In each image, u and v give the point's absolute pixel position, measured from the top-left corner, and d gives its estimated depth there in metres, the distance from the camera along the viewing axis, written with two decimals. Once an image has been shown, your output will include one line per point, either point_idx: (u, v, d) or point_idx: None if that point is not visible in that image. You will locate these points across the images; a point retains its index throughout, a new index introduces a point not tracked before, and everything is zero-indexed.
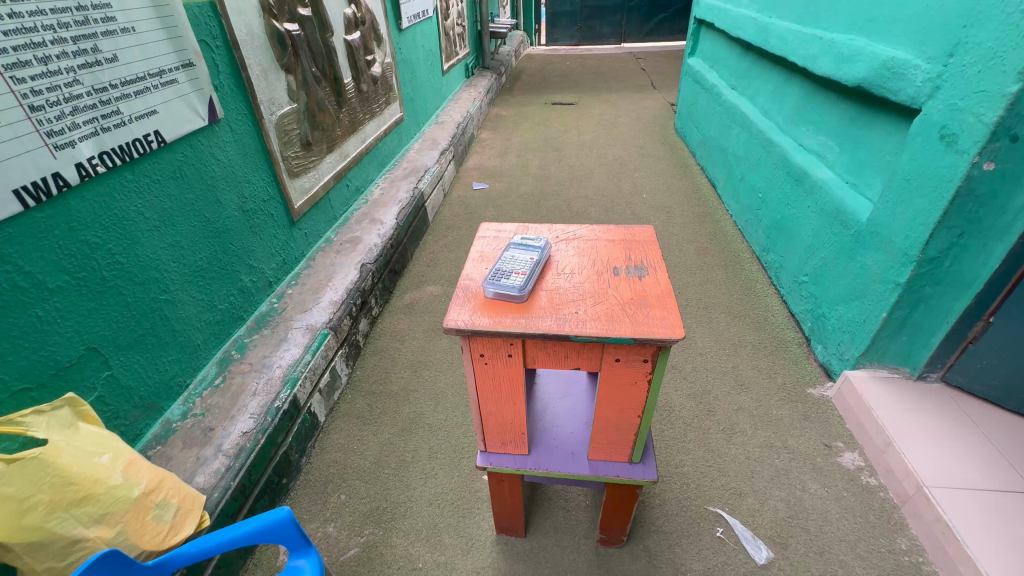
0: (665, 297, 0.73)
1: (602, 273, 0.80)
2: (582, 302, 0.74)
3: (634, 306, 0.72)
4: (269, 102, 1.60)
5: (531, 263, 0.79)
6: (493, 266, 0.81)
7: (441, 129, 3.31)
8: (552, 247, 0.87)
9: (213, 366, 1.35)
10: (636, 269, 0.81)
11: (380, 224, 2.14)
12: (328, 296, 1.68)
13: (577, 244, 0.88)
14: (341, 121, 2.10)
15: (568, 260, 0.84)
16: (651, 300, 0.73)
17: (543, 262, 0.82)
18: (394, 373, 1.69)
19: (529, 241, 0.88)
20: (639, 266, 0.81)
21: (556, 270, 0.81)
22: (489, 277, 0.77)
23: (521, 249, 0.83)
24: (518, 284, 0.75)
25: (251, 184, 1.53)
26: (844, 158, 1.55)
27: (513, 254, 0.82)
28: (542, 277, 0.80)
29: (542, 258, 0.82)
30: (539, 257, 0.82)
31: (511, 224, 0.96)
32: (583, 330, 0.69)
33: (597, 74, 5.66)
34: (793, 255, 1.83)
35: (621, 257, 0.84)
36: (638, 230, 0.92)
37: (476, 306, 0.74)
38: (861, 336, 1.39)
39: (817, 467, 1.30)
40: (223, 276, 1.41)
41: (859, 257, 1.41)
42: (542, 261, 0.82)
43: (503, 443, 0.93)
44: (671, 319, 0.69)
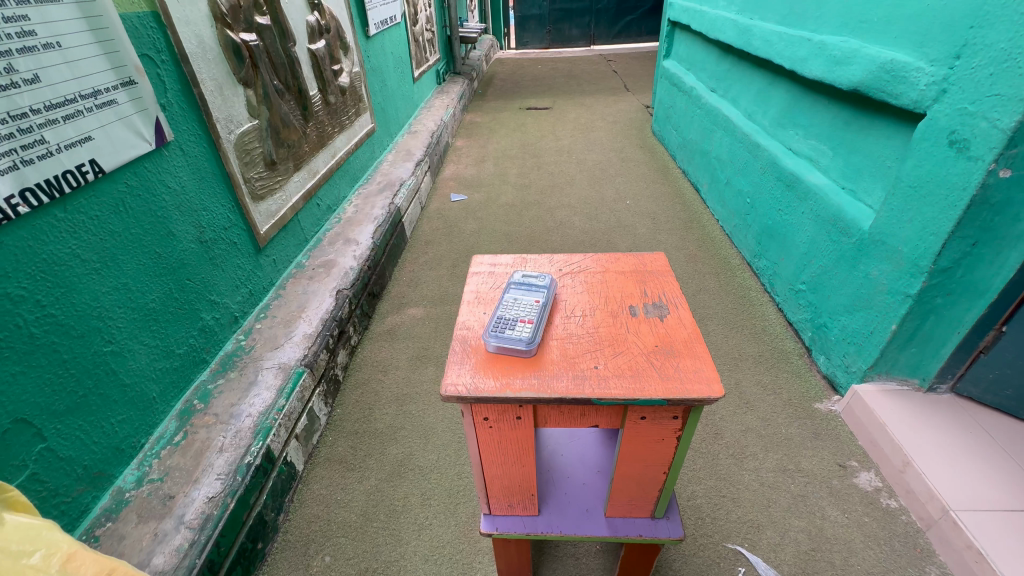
0: (694, 343, 0.64)
1: (618, 315, 0.71)
2: (601, 354, 0.64)
3: (661, 356, 0.63)
4: (226, 119, 1.46)
5: (537, 307, 0.69)
6: (494, 313, 0.70)
7: (415, 139, 3.18)
8: (557, 284, 0.78)
9: (172, 421, 1.20)
10: (657, 308, 0.72)
11: (355, 245, 2.00)
12: (302, 329, 1.54)
13: (586, 279, 0.79)
14: (308, 136, 1.96)
15: (577, 300, 0.75)
16: (678, 347, 0.64)
17: (549, 305, 0.72)
18: (378, 410, 1.56)
19: (532, 278, 0.78)
20: (658, 304, 0.72)
21: (566, 311, 0.72)
22: (490, 327, 0.67)
23: (525, 290, 0.73)
24: (525, 335, 0.65)
25: (209, 212, 1.38)
26: (839, 163, 1.51)
27: (517, 297, 0.71)
28: (550, 323, 0.70)
29: (548, 301, 0.72)
30: (545, 299, 0.72)
31: (506, 256, 0.87)
32: (606, 391, 0.59)
33: (570, 77, 5.61)
34: (787, 262, 1.78)
35: (636, 293, 0.75)
36: (651, 258, 0.83)
37: (478, 363, 0.64)
38: (869, 349, 1.34)
39: (834, 491, 1.23)
40: (180, 317, 1.26)
41: (862, 266, 1.36)
42: (549, 304, 0.72)
43: (511, 505, 0.83)
44: (708, 371, 0.60)
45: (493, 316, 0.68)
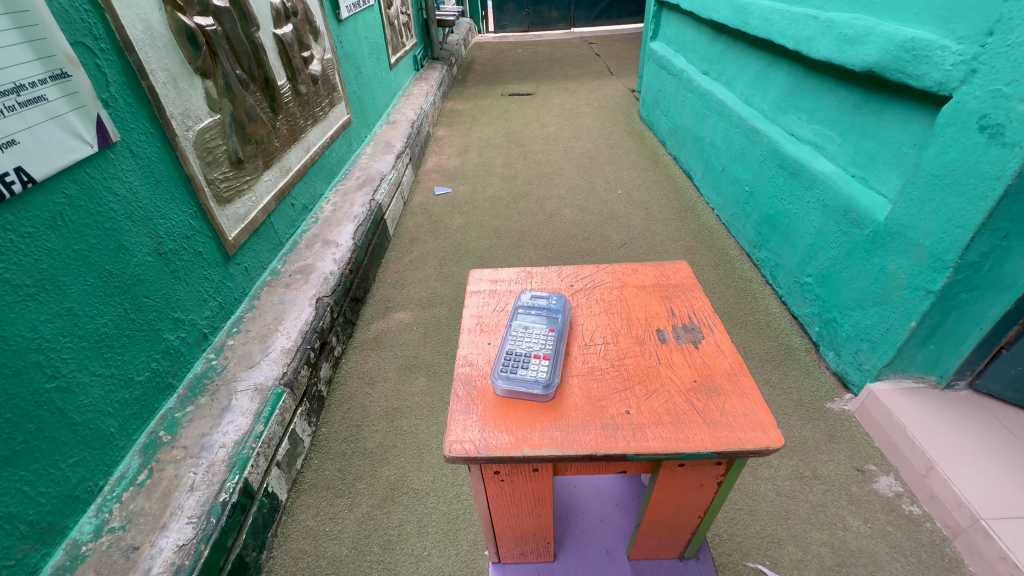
0: (737, 376, 0.68)
1: (652, 342, 0.75)
2: (635, 395, 0.67)
3: (702, 394, 0.66)
4: (183, 115, 1.30)
5: (551, 341, 0.72)
6: (506, 345, 0.72)
7: (394, 129, 3.02)
8: (570, 307, 0.82)
9: (135, 457, 1.08)
10: (688, 332, 0.77)
11: (334, 246, 1.87)
12: (279, 343, 1.41)
13: (606, 302, 0.84)
14: (278, 130, 1.80)
15: (594, 325, 0.80)
16: (721, 383, 0.68)
17: (562, 335, 0.76)
18: (367, 427, 1.45)
19: (542, 301, 0.81)
20: (688, 329, 0.78)
21: (584, 337, 0.77)
22: (504, 363, 0.69)
23: (535, 320, 0.76)
24: (542, 375, 0.67)
25: (167, 220, 1.24)
26: (848, 149, 1.43)
27: (528, 328, 0.74)
28: (567, 348, 0.75)
29: (562, 329, 0.76)
30: (558, 329, 0.76)
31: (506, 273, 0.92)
32: (647, 434, 0.61)
33: (552, 61, 5.44)
34: (790, 253, 1.71)
35: (663, 317, 0.80)
36: (675, 271, 0.91)
37: (483, 412, 0.66)
38: (884, 346, 1.28)
39: (853, 498, 1.18)
40: (138, 340, 1.13)
41: (877, 259, 1.29)
42: (562, 334, 0.76)
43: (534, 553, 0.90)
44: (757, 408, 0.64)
45: (502, 353, 0.71)
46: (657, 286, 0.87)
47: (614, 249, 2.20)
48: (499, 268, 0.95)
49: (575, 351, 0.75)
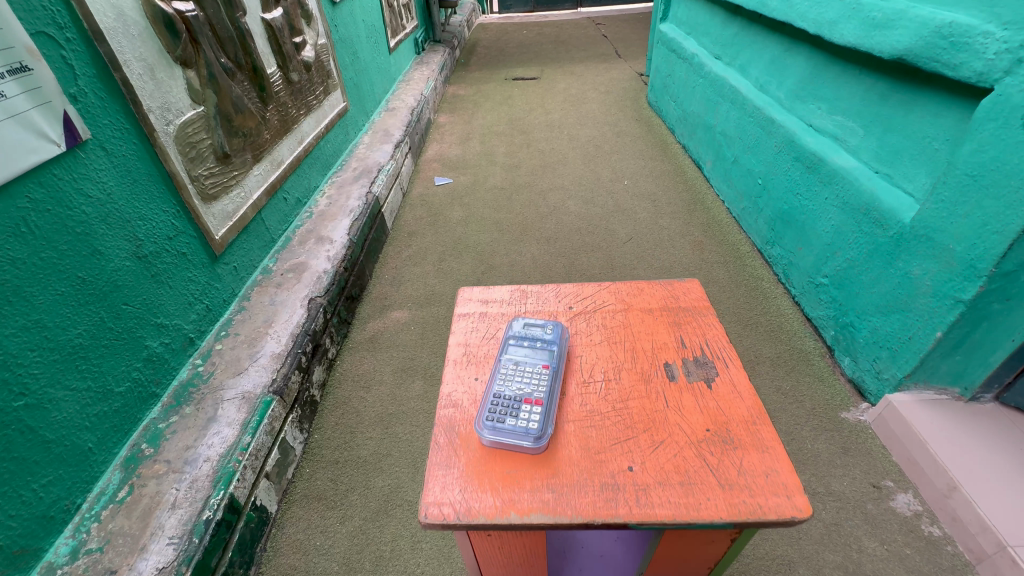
0: (757, 425, 0.71)
1: (664, 383, 0.79)
2: (643, 443, 0.70)
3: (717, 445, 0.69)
4: (162, 109, 1.23)
5: (546, 382, 0.75)
6: (501, 388, 0.75)
7: (392, 117, 2.93)
8: (565, 338, 0.85)
9: (115, 472, 1.03)
10: (701, 368, 0.81)
11: (329, 243, 1.80)
12: (269, 348, 1.36)
13: (610, 337, 0.87)
14: (268, 121, 1.72)
15: (594, 361, 0.83)
16: (737, 428, 0.71)
17: (557, 372, 0.79)
18: (361, 434, 1.40)
19: (537, 333, 0.84)
20: (696, 368, 0.81)
21: (584, 372, 0.81)
22: (498, 411, 0.72)
23: (528, 360, 0.80)
24: (537, 421, 0.71)
25: (147, 221, 1.17)
26: (872, 143, 1.34)
27: (520, 369, 0.78)
28: (563, 387, 0.79)
29: (557, 367, 0.79)
30: (554, 367, 0.79)
31: (499, 295, 0.99)
32: (656, 492, 0.64)
33: (557, 43, 5.27)
34: (805, 252, 1.62)
35: (673, 353, 0.84)
36: (684, 295, 0.95)
37: (466, 467, 0.68)
38: (905, 356, 1.20)
39: (869, 517, 1.12)
40: (117, 349, 1.07)
41: (901, 263, 1.20)
42: (556, 371, 0.79)
43: None
44: (778, 455, 0.67)
45: (495, 398, 0.74)
46: (666, 317, 0.91)
47: (619, 244, 2.12)
48: (490, 288, 1.00)
49: (575, 389, 0.78)
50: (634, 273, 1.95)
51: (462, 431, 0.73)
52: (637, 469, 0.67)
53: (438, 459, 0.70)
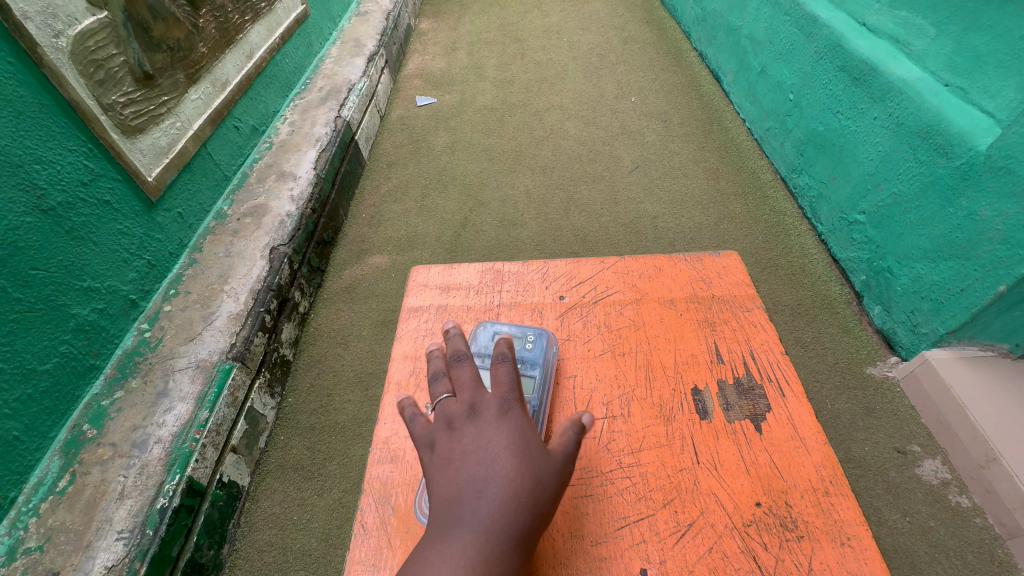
0: (827, 501, 0.59)
1: (699, 425, 0.67)
2: (664, 526, 0.59)
3: (769, 529, 0.58)
4: (44, 13, 0.96)
5: None
6: None
7: (365, 23, 2.53)
8: (549, 362, 0.73)
9: (54, 458, 0.92)
10: (745, 399, 0.68)
11: (292, 179, 1.57)
12: (225, 308, 1.20)
13: (612, 352, 0.75)
14: (203, 30, 1.42)
15: (592, 389, 0.71)
16: (803, 495, 0.60)
17: (538, 414, 0.68)
18: (339, 397, 1.30)
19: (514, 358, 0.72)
20: (736, 403, 0.68)
21: (579, 412, 0.69)
22: None
23: None
24: None
25: (46, 164, 0.95)
26: (944, 47, 1.08)
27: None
28: (550, 427, 0.68)
29: (539, 406, 0.68)
30: (537, 405, 0.68)
31: (461, 273, 0.88)
32: None
33: None
34: (840, 183, 1.40)
35: (706, 378, 0.71)
36: (717, 285, 0.82)
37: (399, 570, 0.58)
38: (952, 309, 1.04)
39: (892, 486, 1.03)
40: (33, 323, 0.91)
41: (963, 201, 1.00)
42: (537, 413, 0.68)
43: None
44: (873, 557, 0.54)
45: None
46: (690, 321, 0.77)
47: (624, 173, 1.87)
48: (452, 269, 0.89)
49: None
50: (640, 207, 1.74)
51: (399, 505, 0.63)
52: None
53: (363, 555, 0.60)
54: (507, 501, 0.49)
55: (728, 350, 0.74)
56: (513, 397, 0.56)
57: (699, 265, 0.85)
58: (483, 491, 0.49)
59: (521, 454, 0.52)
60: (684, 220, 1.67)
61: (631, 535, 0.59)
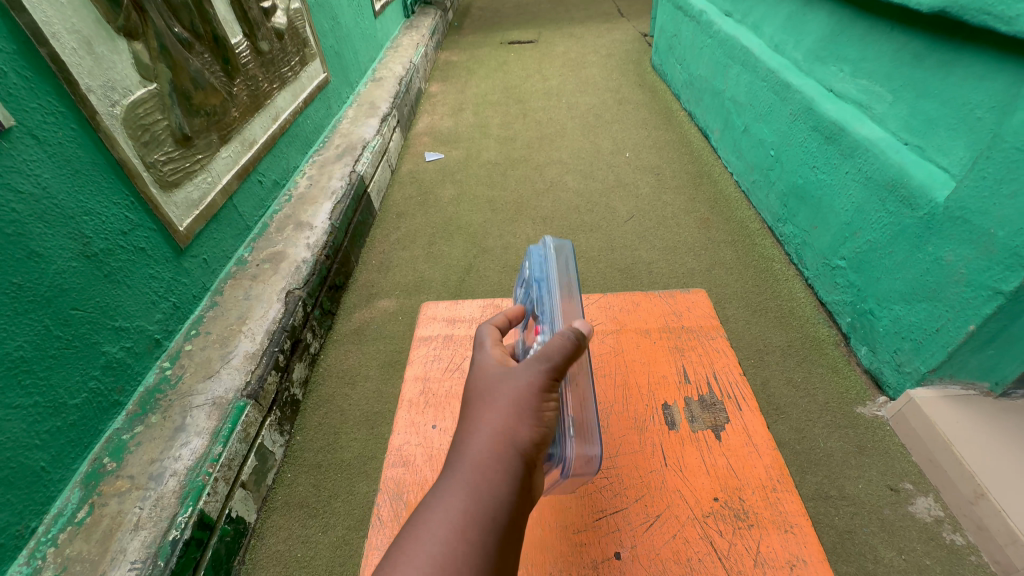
0: (772, 496, 0.71)
1: (668, 433, 0.80)
2: (638, 516, 0.71)
3: (722, 517, 0.70)
4: (104, 87, 1.10)
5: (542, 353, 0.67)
6: None
7: (379, 87, 2.75)
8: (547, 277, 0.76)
9: (75, 490, 0.96)
10: (707, 413, 0.82)
11: (309, 229, 1.69)
12: (242, 347, 1.27)
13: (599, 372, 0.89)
14: (236, 97, 1.58)
15: None
16: (751, 491, 0.72)
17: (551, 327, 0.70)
18: (345, 435, 1.35)
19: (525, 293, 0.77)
20: (697, 412, 0.82)
21: None
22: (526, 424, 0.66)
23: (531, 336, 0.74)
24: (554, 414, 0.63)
25: (94, 216, 1.06)
26: (901, 111, 1.20)
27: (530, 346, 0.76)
28: None
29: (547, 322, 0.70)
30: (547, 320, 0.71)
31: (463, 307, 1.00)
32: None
33: (557, 2, 4.98)
34: (821, 231, 1.49)
35: (675, 392, 0.85)
36: (686, 315, 0.98)
37: None
38: (930, 349, 1.10)
39: (886, 523, 1.05)
40: (68, 359, 0.98)
41: (930, 247, 1.08)
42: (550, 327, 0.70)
43: None
44: (811, 540, 0.66)
45: None
46: (663, 348, 0.93)
47: (619, 222, 1.99)
48: (456, 304, 1.01)
49: None
50: (636, 253, 1.83)
51: (410, 501, 0.71)
52: (626, 557, 0.67)
53: (379, 542, 0.68)
54: (481, 436, 0.56)
55: (695, 373, 0.88)
56: (495, 362, 0.65)
57: (671, 301, 1.01)
58: (463, 446, 0.57)
59: (482, 404, 0.60)
60: (677, 265, 1.76)
61: (609, 524, 0.70)
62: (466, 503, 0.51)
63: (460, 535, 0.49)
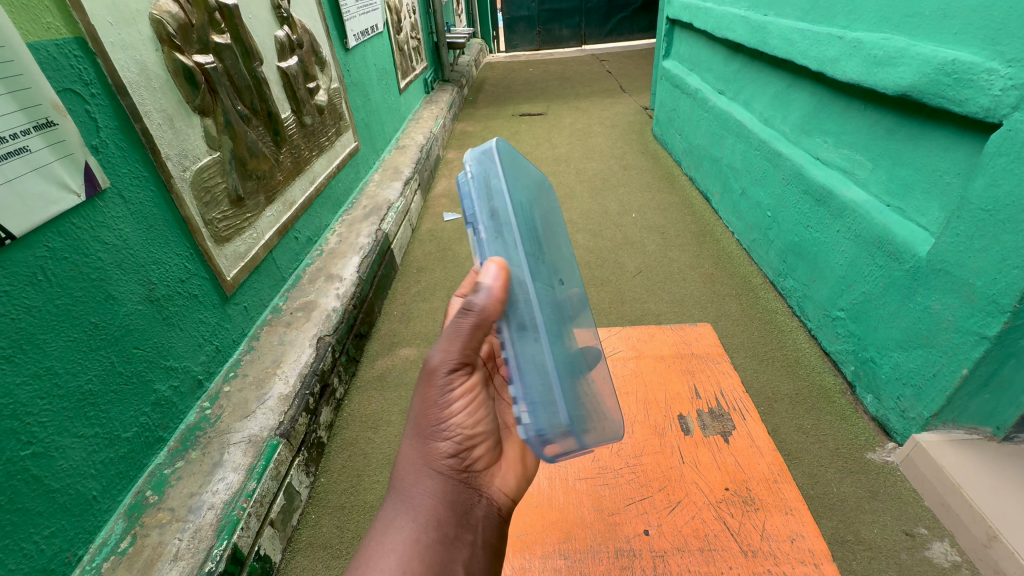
0: (774, 484, 0.93)
1: (681, 435, 1.05)
2: (659, 498, 0.93)
3: (727, 498, 0.92)
4: (180, 155, 1.27)
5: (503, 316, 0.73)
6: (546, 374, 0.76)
7: (402, 154, 3.00)
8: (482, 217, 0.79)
9: (119, 520, 1.01)
10: (716, 421, 1.06)
11: (338, 280, 1.81)
12: (277, 389, 1.35)
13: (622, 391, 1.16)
14: (282, 163, 1.77)
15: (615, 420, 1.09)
16: (754, 481, 0.94)
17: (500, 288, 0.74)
18: (368, 477, 1.39)
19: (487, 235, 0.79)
20: (703, 419, 1.07)
21: None
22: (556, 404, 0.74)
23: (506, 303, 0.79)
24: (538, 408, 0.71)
25: (160, 265, 1.19)
26: (881, 177, 1.34)
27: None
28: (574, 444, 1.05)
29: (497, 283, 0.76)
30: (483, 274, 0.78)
31: None
32: (662, 542, 0.86)
33: (564, 79, 5.45)
34: (819, 284, 1.59)
35: (686, 404, 1.11)
36: (694, 344, 1.26)
37: None
38: (930, 394, 1.16)
39: (903, 568, 1.07)
40: (126, 395, 1.07)
41: (919, 297, 1.17)
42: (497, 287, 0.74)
43: None
44: (806, 519, 0.87)
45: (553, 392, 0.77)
46: (677, 370, 1.19)
47: (628, 277, 2.10)
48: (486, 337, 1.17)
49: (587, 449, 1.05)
50: (645, 306, 1.93)
51: None
52: (654, 533, 0.88)
53: None
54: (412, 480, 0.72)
55: (705, 390, 1.13)
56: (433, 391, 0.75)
57: (683, 334, 1.30)
58: (400, 485, 0.72)
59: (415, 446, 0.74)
60: (685, 317, 1.85)
61: (637, 508, 0.92)
62: (413, 532, 0.67)
63: (413, 559, 0.65)
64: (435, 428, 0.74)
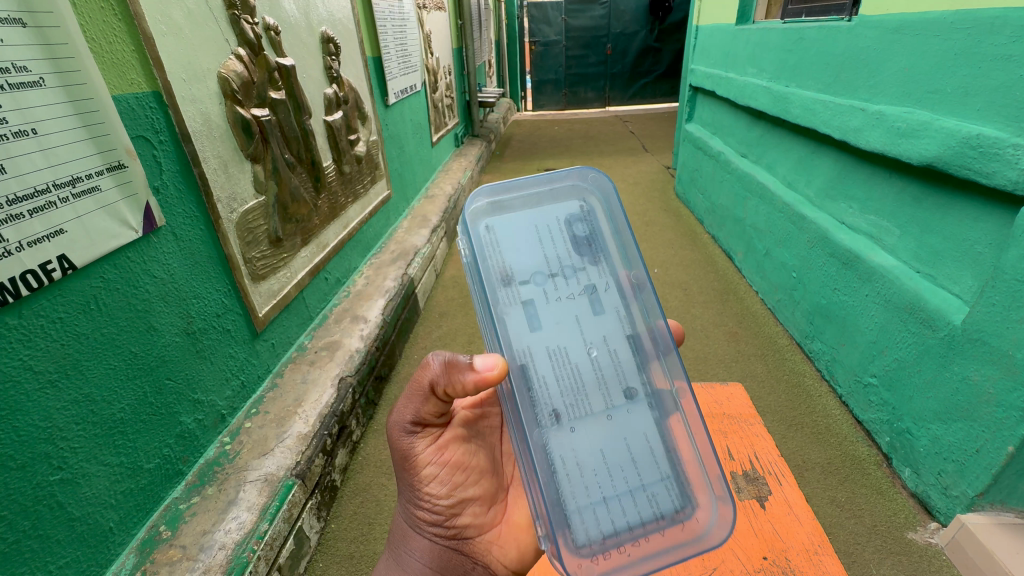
0: (815, 554, 0.88)
1: None
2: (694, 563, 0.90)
3: (765, 567, 0.88)
4: (229, 198, 1.35)
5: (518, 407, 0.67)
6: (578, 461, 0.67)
7: (431, 203, 3.12)
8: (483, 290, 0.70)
9: (130, 555, 1.00)
10: (751, 484, 1.02)
11: (363, 321, 1.85)
12: (296, 428, 1.35)
13: None
14: (320, 208, 1.86)
15: None
16: (793, 550, 0.90)
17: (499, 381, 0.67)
18: (380, 525, 1.36)
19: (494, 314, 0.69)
20: (738, 482, 1.03)
21: None
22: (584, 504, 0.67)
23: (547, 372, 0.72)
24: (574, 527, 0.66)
25: (200, 299, 1.24)
26: (910, 243, 1.34)
27: None
28: None
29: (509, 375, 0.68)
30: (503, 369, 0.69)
31: None
32: None
33: (587, 138, 5.68)
34: (848, 348, 1.56)
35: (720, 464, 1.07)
36: (727, 403, 1.23)
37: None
38: (973, 470, 1.09)
39: None
40: (153, 425, 1.09)
41: (955, 367, 1.13)
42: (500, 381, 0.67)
43: None
44: None
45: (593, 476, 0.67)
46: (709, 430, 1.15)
47: None
48: None
49: None
50: None
51: None
52: None
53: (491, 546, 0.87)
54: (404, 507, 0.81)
55: (738, 452, 1.10)
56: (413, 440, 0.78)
57: (715, 392, 1.27)
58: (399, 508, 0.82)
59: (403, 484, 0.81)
60: (708, 376, 1.81)
61: None
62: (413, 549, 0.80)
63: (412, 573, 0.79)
64: (429, 529, 0.80)
